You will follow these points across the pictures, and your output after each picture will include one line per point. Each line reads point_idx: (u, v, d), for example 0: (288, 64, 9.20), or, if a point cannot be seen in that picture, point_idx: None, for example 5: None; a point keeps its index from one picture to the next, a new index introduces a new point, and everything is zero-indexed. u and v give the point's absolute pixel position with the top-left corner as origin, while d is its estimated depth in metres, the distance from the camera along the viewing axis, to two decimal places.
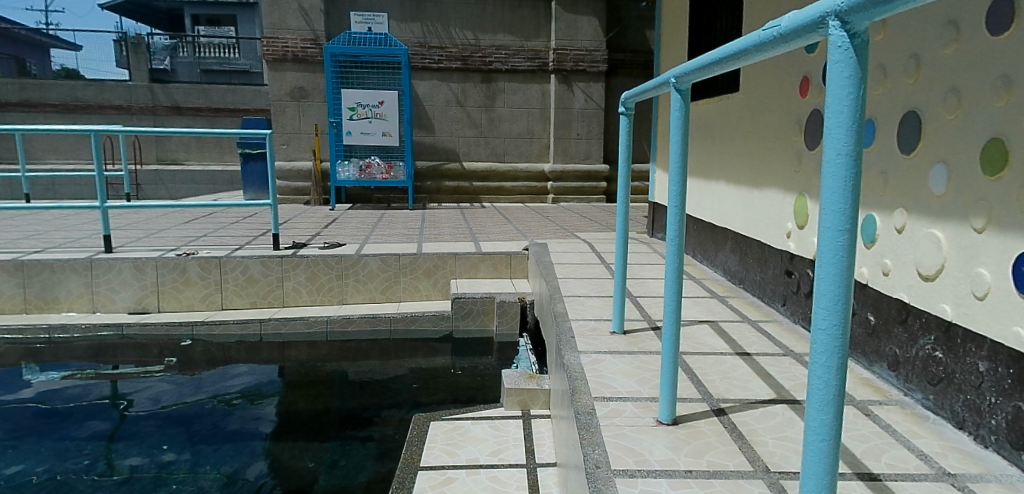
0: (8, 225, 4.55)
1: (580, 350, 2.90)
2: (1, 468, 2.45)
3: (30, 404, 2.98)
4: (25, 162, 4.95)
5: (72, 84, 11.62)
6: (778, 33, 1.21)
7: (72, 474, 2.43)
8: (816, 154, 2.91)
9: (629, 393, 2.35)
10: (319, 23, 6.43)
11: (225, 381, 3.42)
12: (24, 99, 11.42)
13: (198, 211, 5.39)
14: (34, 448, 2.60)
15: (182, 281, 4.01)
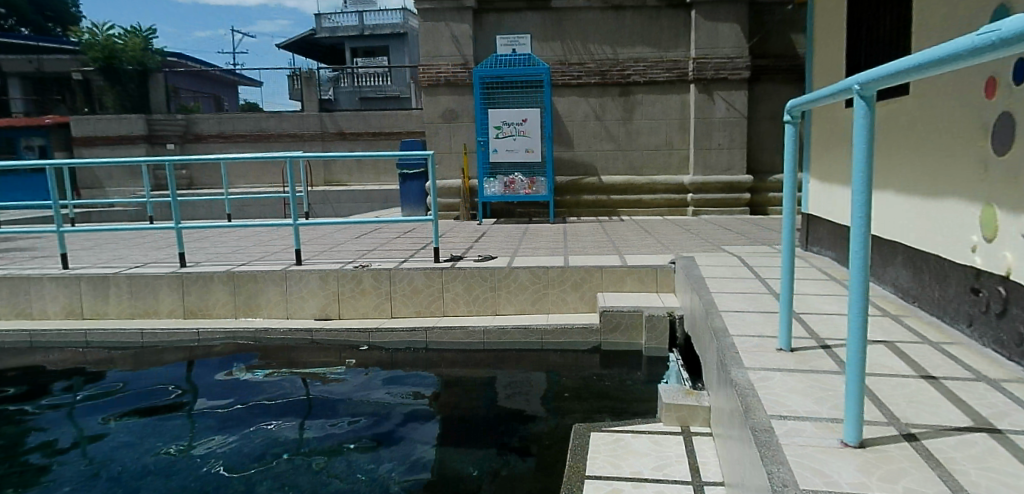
0: (217, 241, 5.26)
1: (746, 365, 2.76)
2: (223, 450, 2.81)
3: (239, 397, 3.40)
4: (228, 187, 5.65)
5: (257, 117, 13.04)
6: (998, 38, 1.12)
7: (278, 459, 2.73)
8: (1004, 160, 2.63)
9: (806, 413, 2.19)
10: (469, 48, 6.80)
11: (389, 383, 3.68)
12: (220, 132, 13.22)
13: (364, 228, 5.86)
14: (245, 435, 2.96)
15: (359, 290, 4.37)
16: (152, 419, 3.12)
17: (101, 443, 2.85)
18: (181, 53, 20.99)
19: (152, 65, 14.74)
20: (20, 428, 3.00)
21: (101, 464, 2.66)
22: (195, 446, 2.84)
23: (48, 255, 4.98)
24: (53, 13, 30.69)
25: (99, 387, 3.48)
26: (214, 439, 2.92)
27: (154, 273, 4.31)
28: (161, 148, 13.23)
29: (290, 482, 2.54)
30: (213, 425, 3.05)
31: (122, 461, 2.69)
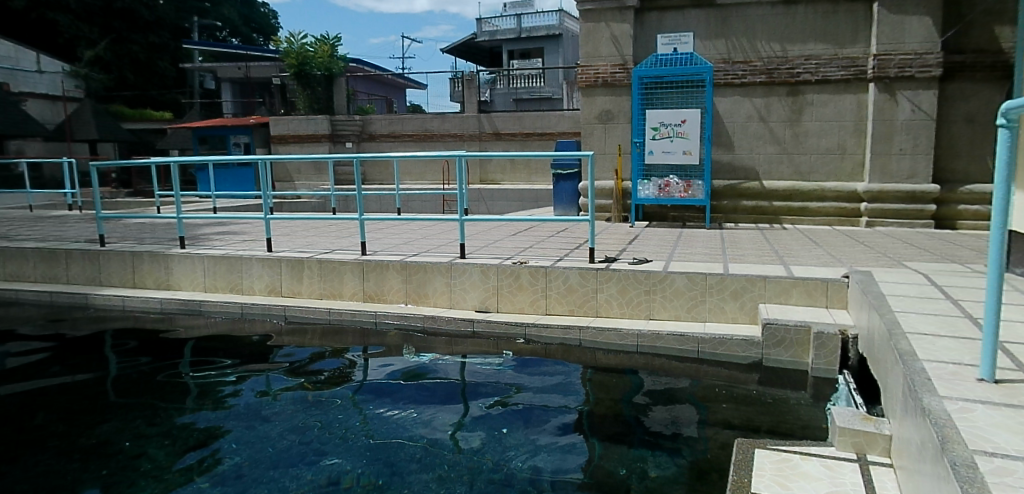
0: (391, 233, 5.70)
1: (942, 395, 2.34)
2: (385, 428, 2.94)
3: (400, 380, 3.59)
4: (400, 183, 6.06)
5: (424, 118, 13.91)
6: None
7: (436, 441, 2.81)
8: None
9: (1020, 453, 1.86)
10: (629, 48, 6.78)
11: (536, 376, 3.71)
12: (391, 131, 14.21)
13: (521, 226, 6.04)
14: (406, 416, 3.08)
15: (516, 286, 4.48)
16: (323, 392, 3.37)
17: (279, 408, 3.13)
18: (359, 59, 23.01)
19: (337, 70, 15.39)
20: (219, 387, 3.39)
21: (278, 426, 2.92)
22: (356, 421, 3.01)
23: (256, 239, 5.67)
24: (258, 25, 35.15)
25: (282, 360, 3.85)
26: (378, 415, 3.09)
27: (339, 259, 4.75)
28: (342, 147, 14.36)
29: (443, 466, 2.58)
30: (377, 404, 3.23)
31: (296, 426, 2.92)
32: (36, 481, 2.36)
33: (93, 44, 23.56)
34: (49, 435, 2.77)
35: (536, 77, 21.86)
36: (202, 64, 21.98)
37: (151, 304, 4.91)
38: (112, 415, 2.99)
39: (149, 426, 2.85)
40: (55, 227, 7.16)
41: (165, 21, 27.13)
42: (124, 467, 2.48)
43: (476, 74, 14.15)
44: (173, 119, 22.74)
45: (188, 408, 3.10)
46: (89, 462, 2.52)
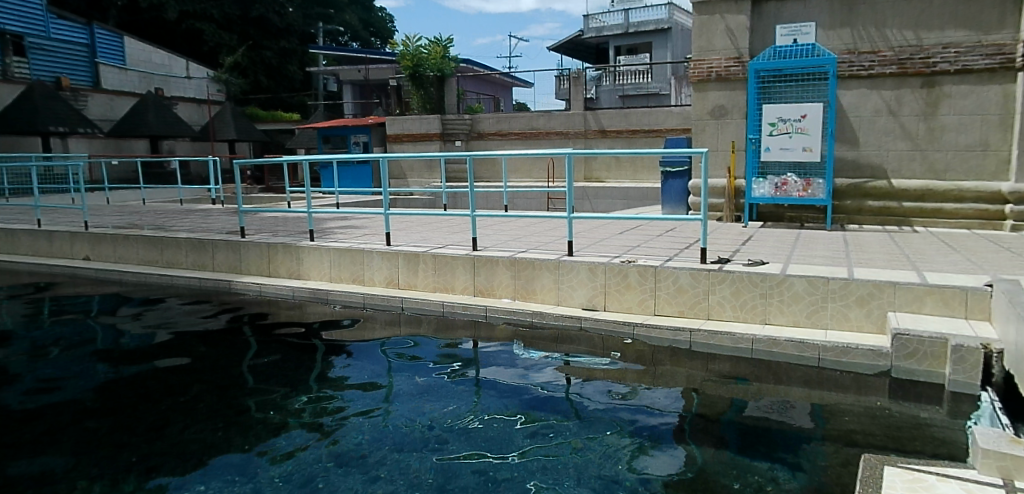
0: (500, 229, 5.86)
1: None
2: (486, 421, 2.87)
3: (503, 374, 3.53)
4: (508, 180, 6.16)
5: (530, 116, 14.12)
6: None
7: (538, 437, 2.69)
8: None
9: None
10: (745, 40, 6.55)
11: (644, 376, 3.53)
12: (498, 130, 14.55)
13: (628, 224, 6.01)
14: (513, 411, 3.00)
15: (624, 285, 4.41)
16: (430, 385, 3.37)
17: (391, 393, 3.24)
18: (468, 59, 23.76)
19: (449, 72, 15.71)
20: (337, 372, 3.58)
21: (390, 410, 3.02)
22: (464, 408, 3.04)
23: (375, 233, 6.01)
24: (376, 28, 36.75)
25: (393, 350, 4.00)
26: (482, 409, 3.03)
27: (452, 254, 4.95)
28: (451, 145, 14.85)
29: (543, 463, 2.44)
30: (484, 397, 3.18)
31: (407, 411, 3.01)
32: (183, 445, 2.60)
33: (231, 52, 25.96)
34: (188, 409, 3.01)
35: (645, 73, 21.70)
36: (326, 68, 23.52)
37: (284, 291, 5.35)
38: (236, 399, 3.15)
39: (266, 413, 2.95)
40: (205, 219, 7.98)
41: (294, 28, 29.24)
42: (256, 438, 2.68)
43: (582, 71, 14.05)
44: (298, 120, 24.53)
45: (301, 396, 3.20)
46: (227, 433, 2.75)
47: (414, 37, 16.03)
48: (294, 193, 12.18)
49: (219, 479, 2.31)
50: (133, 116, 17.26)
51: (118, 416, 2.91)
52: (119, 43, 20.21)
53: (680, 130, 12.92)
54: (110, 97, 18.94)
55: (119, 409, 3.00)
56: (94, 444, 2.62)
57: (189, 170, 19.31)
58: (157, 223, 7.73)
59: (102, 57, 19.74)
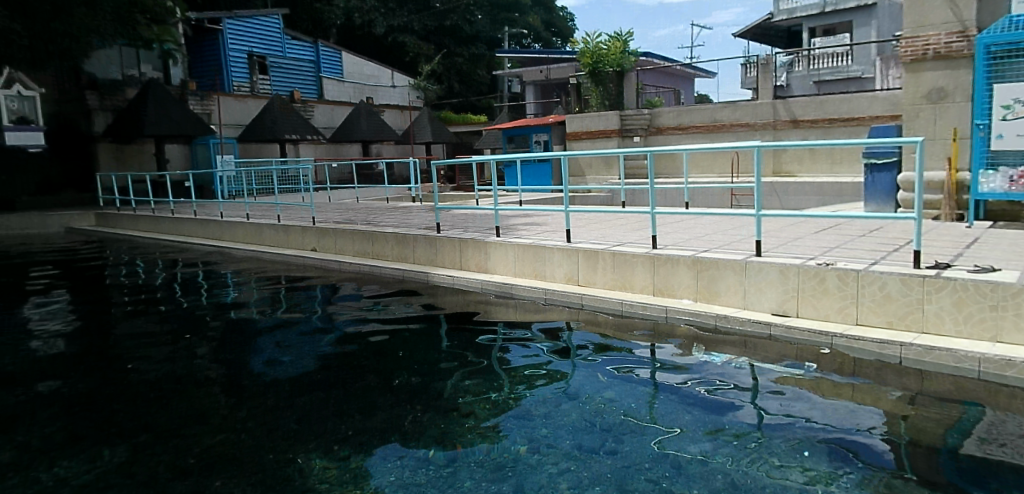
0: (681, 227, 5.78)
1: None
2: (668, 426, 2.85)
3: (685, 379, 3.47)
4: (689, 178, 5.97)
5: (713, 108, 13.55)
6: None
7: (722, 448, 2.60)
8: None
9: None
10: (971, 12, 5.76)
11: (843, 391, 3.24)
12: (679, 124, 14.17)
13: (824, 223, 5.59)
14: (700, 418, 2.94)
15: (821, 290, 4.11)
16: (613, 385, 3.43)
17: (571, 391, 3.34)
18: (648, 52, 23.42)
19: (628, 65, 15.47)
20: (521, 365, 3.79)
21: (572, 406, 3.13)
22: (643, 412, 3.02)
23: (557, 229, 6.27)
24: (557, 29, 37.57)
25: (572, 347, 4.13)
26: (665, 413, 3.01)
27: (633, 252, 4.99)
28: (630, 141, 14.62)
29: (727, 476, 2.35)
30: (666, 401, 3.16)
31: (588, 408, 3.09)
32: (386, 421, 2.95)
33: (429, 60, 28.45)
34: (393, 390, 3.40)
35: (845, 55, 19.50)
36: (509, 70, 24.58)
37: (473, 284, 5.83)
38: (430, 385, 3.47)
39: (457, 400, 3.21)
40: (407, 215, 8.91)
41: (482, 34, 30.92)
42: (449, 421, 2.94)
43: (772, 57, 13.13)
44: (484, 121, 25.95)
45: (490, 386, 3.43)
46: (425, 413, 3.05)
47: (593, 35, 15.93)
48: (481, 191, 13.05)
49: (417, 455, 2.59)
50: (349, 123, 19.44)
51: (343, 391, 3.39)
52: (337, 57, 23.40)
53: (889, 118, 11.56)
54: (331, 107, 21.53)
55: (339, 385, 3.48)
56: (325, 413, 3.08)
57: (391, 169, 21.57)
58: (368, 218, 8.80)
59: (324, 71, 23.03)
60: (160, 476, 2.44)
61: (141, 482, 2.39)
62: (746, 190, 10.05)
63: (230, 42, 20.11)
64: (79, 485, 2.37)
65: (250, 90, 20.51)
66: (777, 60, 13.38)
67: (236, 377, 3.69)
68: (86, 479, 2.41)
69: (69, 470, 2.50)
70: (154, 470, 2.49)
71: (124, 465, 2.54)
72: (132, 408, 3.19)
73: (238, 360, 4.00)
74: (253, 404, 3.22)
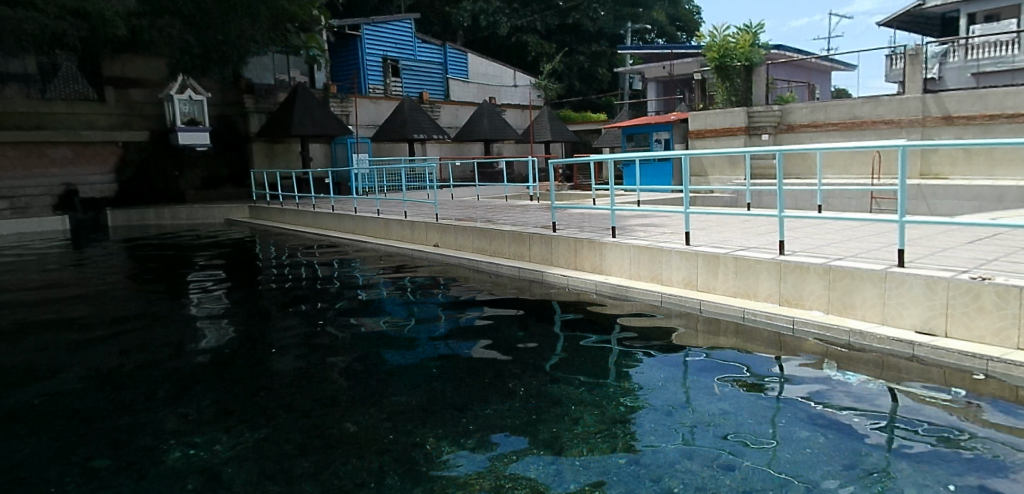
0: (811, 233, 5.44)
1: None
2: (786, 448, 2.68)
3: (811, 398, 3.23)
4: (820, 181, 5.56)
5: (852, 103, 12.49)
6: None
7: (841, 476, 2.40)
8: None
9: None
10: None
11: (998, 421, 2.84)
12: (812, 121, 13.17)
13: (981, 233, 5.01)
14: (824, 440, 2.74)
15: (976, 308, 3.63)
16: (731, 398, 3.28)
17: (688, 401, 3.25)
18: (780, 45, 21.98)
19: (757, 59, 14.70)
20: (636, 372, 3.75)
21: (683, 417, 3.05)
22: (764, 430, 2.87)
23: (676, 232, 6.12)
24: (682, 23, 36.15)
25: (689, 354, 4.04)
26: (784, 433, 2.84)
27: (757, 258, 4.75)
28: (757, 140, 13.81)
29: None
30: (787, 420, 2.97)
31: (700, 421, 2.99)
32: (499, 419, 3.06)
33: (550, 58, 28.68)
34: (505, 388, 3.51)
35: (1011, 43, 16.93)
36: (631, 67, 24.16)
37: (588, 285, 5.86)
38: (540, 386, 3.53)
39: (565, 404, 3.24)
40: (525, 214, 9.11)
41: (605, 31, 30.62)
42: (561, 424, 2.99)
43: (922, 47, 11.99)
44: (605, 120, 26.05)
45: (601, 391, 3.43)
46: (537, 414, 3.12)
47: (722, 27, 15.22)
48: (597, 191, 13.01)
49: (526, 454, 2.66)
50: (472, 122, 20.08)
51: (458, 386, 3.55)
52: (463, 59, 24.28)
53: None
54: (456, 107, 22.41)
55: (456, 380, 3.65)
56: (439, 406, 3.25)
57: (511, 169, 22.07)
58: (487, 216, 9.10)
59: (451, 72, 24.02)
60: (291, 454, 2.71)
61: (275, 458, 2.68)
62: (888, 194, 9.20)
63: (367, 47, 21.51)
64: (224, 457, 2.70)
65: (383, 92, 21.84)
66: (929, 50, 12.18)
67: (364, 364, 4.00)
68: (230, 452, 2.75)
69: (218, 442, 2.86)
70: (287, 447, 2.79)
71: (263, 441, 2.86)
72: (272, 388, 3.57)
73: (366, 349, 4.33)
74: (376, 391, 3.48)
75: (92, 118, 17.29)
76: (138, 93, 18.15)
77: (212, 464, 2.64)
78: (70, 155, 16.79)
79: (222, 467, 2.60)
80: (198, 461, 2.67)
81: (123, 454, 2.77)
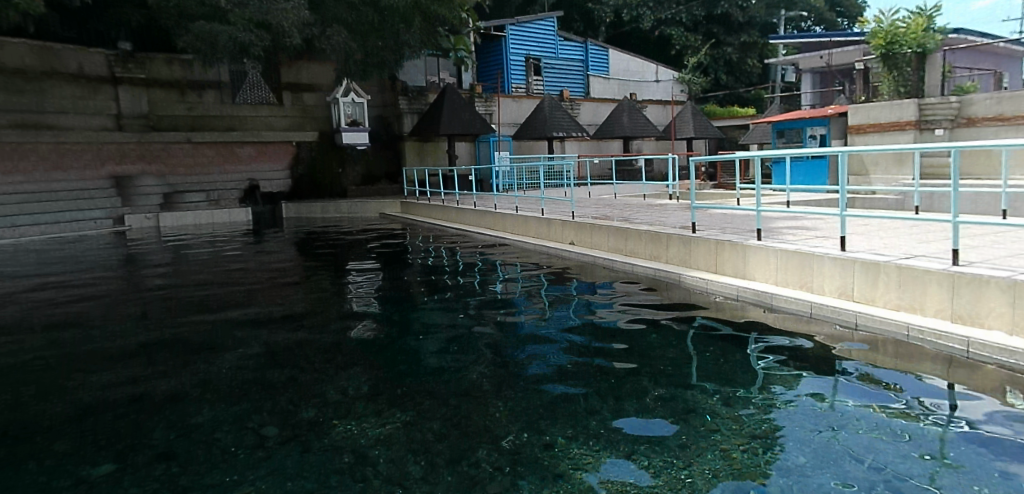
0: (994, 242, 4.79)
1: None
2: (954, 482, 2.40)
3: (987, 429, 2.85)
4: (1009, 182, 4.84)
5: None
6: None
7: None
8: None
9: None
10: None
11: None
12: (998, 114, 11.81)
13: None
14: (1002, 479, 2.41)
15: None
16: (888, 422, 2.99)
17: (840, 421, 3.02)
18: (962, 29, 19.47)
19: (933, 46, 12.94)
20: (780, 385, 3.55)
21: (830, 439, 2.83)
22: (929, 460, 2.59)
23: (828, 236, 5.69)
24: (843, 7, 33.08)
25: (839, 369, 3.76)
26: (951, 466, 2.53)
27: (925, 268, 4.26)
28: (930, 135, 12.48)
29: None
30: (957, 452, 2.64)
31: (846, 444, 2.76)
32: (631, 424, 3.06)
33: (696, 51, 27.58)
34: (636, 393, 3.49)
35: None
36: (784, 58, 22.47)
37: (729, 290, 5.63)
38: (671, 393, 3.47)
39: (698, 415, 3.16)
40: (662, 213, 8.92)
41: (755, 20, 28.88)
42: (697, 435, 2.92)
43: None
44: (751, 116, 24.75)
45: (735, 403, 3.30)
46: (672, 422, 3.07)
47: (890, 12, 13.72)
48: (741, 191, 12.39)
49: (659, 463, 2.66)
50: (612, 120, 19.84)
51: (589, 386, 3.60)
52: (605, 54, 24.09)
53: None
54: (596, 104, 22.38)
55: (586, 381, 3.70)
56: (569, 406, 3.32)
57: (651, 166, 21.60)
58: (624, 215, 9.05)
59: (592, 69, 23.90)
60: (431, 440, 2.94)
61: (417, 442, 2.92)
62: None
63: (510, 47, 22.14)
64: (373, 438, 2.99)
65: (525, 91, 22.36)
66: None
67: (500, 357, 4.19)
68: (378, 434, 3.03)
69: (368, 423, 3.17)
70: (428, 433, 3.01)
71: (407, 425, 3.12)
72: (416, 376, 3.87)
73: (502, 343, 4.53)
74: (510, 386, 3.64)
75: (272, 120, 19.58)
76: (310, 97, 20.20)
77: (362, 442, 2.93)
78: (254, 153, 19.12)
79: (370, 446, 2.88)
80: (353, 438, 2.98)
81: (290, 426, 3.16)
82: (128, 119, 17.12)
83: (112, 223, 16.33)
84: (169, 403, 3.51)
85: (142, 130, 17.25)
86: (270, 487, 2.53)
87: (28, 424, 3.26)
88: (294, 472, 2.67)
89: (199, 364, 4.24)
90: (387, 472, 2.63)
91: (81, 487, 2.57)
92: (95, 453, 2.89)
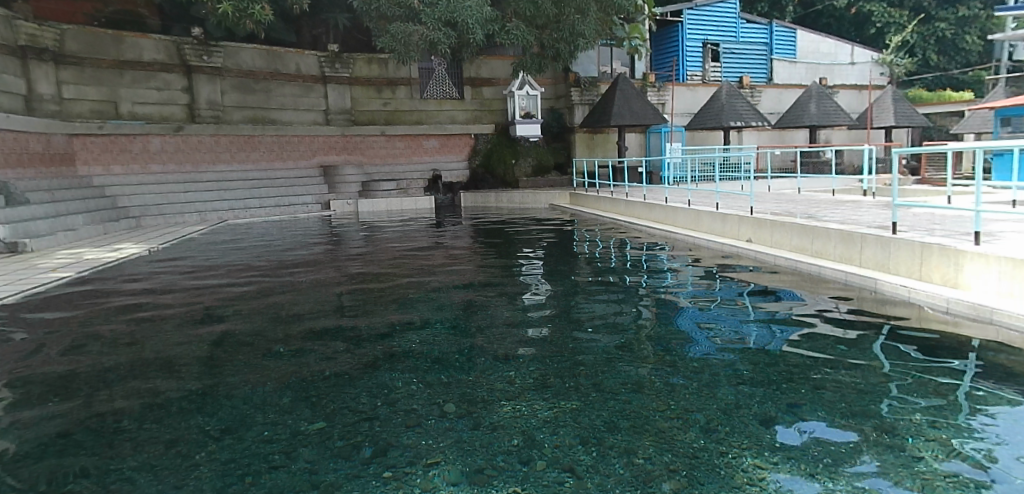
0: None
1: None
2: None
3: None
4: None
5: None
6: None
7: None
8: None
9: None
10: None
11: None
12: None
13: None
14: None
15: None
16: None
17: None
18: None
19: None
20: (993, 409, 3.11)
21: None
22: None
23: None
24: None
25: None
26: None
27: None
28: None
29: None
30: None
31: None
32: (816, 438, 2.91)
33: (904, 26, 24.31)
34: (820, 405, 3.27)
35: None
36: (1015, 32, 18.65)
37: (937, 301, 4.97)
38: (858, 410, 3.18)
39: (892, 437, 2.88)
40: (854, 211, 8.08)
41: None
42: (891, 460, 2.68)
43: None
44: (972, 100, 21.32)
45: (938, 427, 2.95)
46: (861, 442, 2.85)
47: None
48: (957, 187, 10.74)
49: (856, 489, 2.48)
50: (798, 107, 18.24)
51: (762, 393, 3.45)
52: (793, 36, 22.19)
53: None
54: (780, 91, 20.76)
55: (759, 387, 3.55)
56: (742, 413, 3.20)
57: (842, 158, 19.57)
58: (809, 211, 8.37)
59: (777, 53, 22.11)
60: (599, 432, 3.05)
61: (587, 433, 3.05)
62: None
63: (687, 32, 21.30)
64: (543, 423, 3.18)
65: (701, 79, 21.39)
66: None
67: (668, 355, 4.17)
68: (547, 419, 3.22)
69: (535, 407, 3.37)
70: (595, 425, 3.12)
71: (577, 414, 3.26)
72: (583, 365, 4.02)
73: (667, 340, 4.50)
74: (679, 385, 3.61)
75: (454, 114, 21.02)
76: (489, 91, 21.23)
77: (529, 424, 3.16)
78: (438, 145, 20.89)
79: (538, 429, 3.09)
80: (526, 420, 3.21)
81: (466, 403, 3.46)
82: (335, 114, 19.56)
83: (320, 207, 18.02)
84: (366, 372, 4.04)
85: (346, 124, 19.62)
86: (451, 460, 2.81)
87: (260, 379, 3.96)
88: (472, 446, 2.94)
89: (390, 339, 4.80)
90: (555, 460, 2.79)
91: (301, 435, 3.10)
92: (308, 411, 3.42)
